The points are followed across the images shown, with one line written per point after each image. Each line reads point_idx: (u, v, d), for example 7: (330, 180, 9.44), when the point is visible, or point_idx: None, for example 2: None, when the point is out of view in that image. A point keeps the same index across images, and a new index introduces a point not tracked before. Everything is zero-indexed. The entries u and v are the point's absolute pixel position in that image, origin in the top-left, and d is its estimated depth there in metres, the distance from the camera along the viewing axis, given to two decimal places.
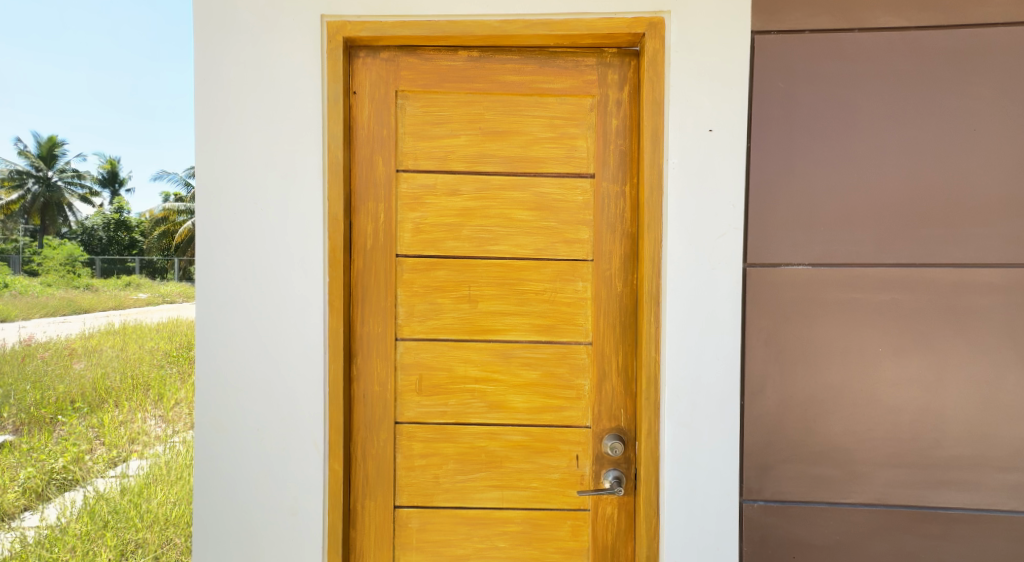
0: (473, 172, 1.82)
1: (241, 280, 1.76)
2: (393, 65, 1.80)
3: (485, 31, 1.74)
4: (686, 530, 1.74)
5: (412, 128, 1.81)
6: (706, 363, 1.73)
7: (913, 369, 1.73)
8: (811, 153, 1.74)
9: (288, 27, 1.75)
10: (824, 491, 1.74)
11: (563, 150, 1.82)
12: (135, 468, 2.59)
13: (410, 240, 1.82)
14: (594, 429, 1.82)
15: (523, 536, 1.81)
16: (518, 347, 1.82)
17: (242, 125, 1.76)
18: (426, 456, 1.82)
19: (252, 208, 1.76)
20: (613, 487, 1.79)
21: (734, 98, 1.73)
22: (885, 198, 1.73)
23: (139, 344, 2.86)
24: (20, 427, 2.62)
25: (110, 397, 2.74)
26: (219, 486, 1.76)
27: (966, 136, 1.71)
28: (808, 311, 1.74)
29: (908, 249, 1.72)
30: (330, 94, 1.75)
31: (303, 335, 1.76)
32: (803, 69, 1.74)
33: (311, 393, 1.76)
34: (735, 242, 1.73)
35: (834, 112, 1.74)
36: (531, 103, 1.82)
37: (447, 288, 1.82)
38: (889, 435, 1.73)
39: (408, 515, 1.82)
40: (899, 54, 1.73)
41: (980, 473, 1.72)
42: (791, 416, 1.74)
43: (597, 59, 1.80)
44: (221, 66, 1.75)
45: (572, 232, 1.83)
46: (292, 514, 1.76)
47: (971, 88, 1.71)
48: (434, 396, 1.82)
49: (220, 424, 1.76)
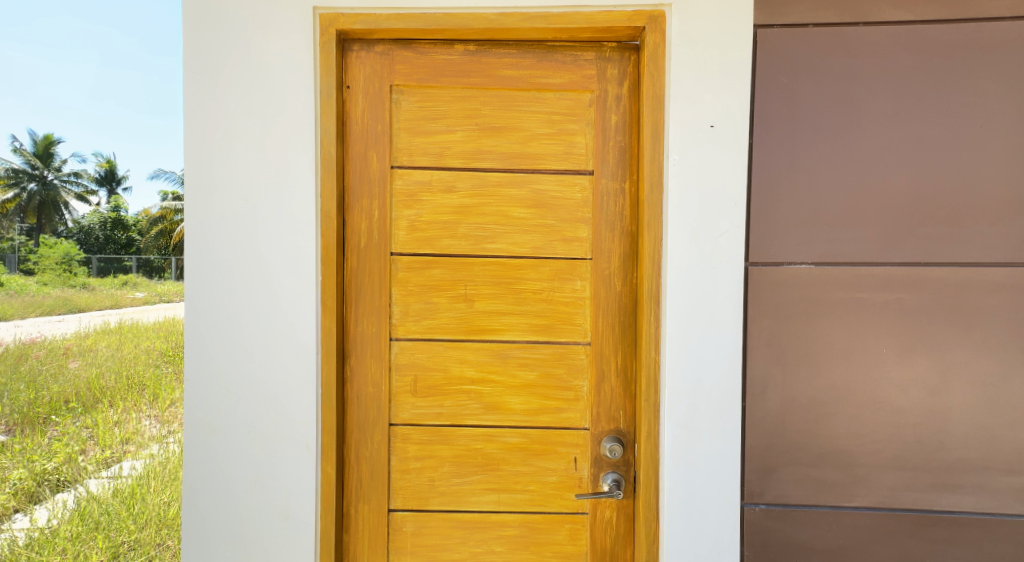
0: (469, 169, 1.79)
1: (233, 279, 1.72)
2: (388, 58, 1.76)
3: (481, 24, 1.70)
4: (687, 533, 1.70)
5: (407, 123, 1.78)
6: (707, 364, 1.70)
7: (917, 370, 1.69)
8: (815, 149, 1.70)
9: (278, 19, 1.71)
10: (827, 495, 1.70)
11: (561, 147, 1.79)
12: (129, 468, 2.51)
13: (405, 238, 1.78)
14: (593, 430, 1.78)
15: (520, 540, 1.78)
16: (516, 347, 1.79)
17: (231, 121, 1.72)
18: (421, 459, 1.78)
19: (241, 206, 1.72)
20: (612, 490, 1.75)
21: (736, 93, 1.69)
22: (890, 196, 1.69)
23: (134, 343, 2.80)
24: (12, 427, 2.55)
25: (104, 397, 2.68)
26: (211, 488, 1.73)
27: (971, 132, 1.68)
28: (812, 311, 1.70)
29: (914, 247, 1.68)
30: (323, 88, 1.71)
31: (295, 334, 1.72)
32: (806, 64, 1.70)
33: (303, 393, 1.72)
34: (736, 241, 1.69)
35: (838, 107, 1.70)
36: (528, 98, 1.78)
37: (442, 287, 1.79)
38: (893, 437, 1.70)
39: (403, 519, 1.78)
40: (904, 48, 1.69)
41: (985, 476, 1.68)
42: (793, 418, 1.71)
43: (596, 54, 1.77)
44: (211, 60, 1.72)
45: (571, 231, 1.79)
46: (284, 519, 1.72)
47: (976, 83, 1.68)
48: (430, 397, 1.78)
49: (210, 426, 1.73)
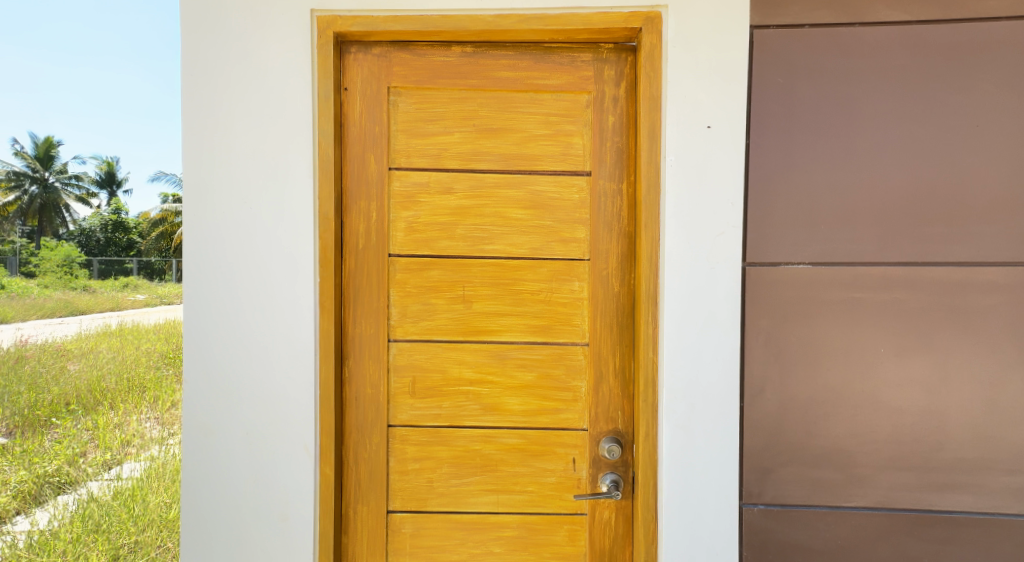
0: (467, 170, 1.79)
1: (234, 282, 1.73)
2: (385, 60, 1.77)
3: (477, 26, 1.71)
4: (686, 534, 1.70)
5: (405, 125, 1.78)
6: (705, 364, 1.70)
7: (915, 370, 1.69)
8: (812, 150, 1.70)
9: (275, 21, 1.72)
10: (826, 495, 1.70)
11: (559, 148, 1.79)
12: (130, 470, 2.51)
13: (403, 240, 1.79)
14: (591, 431, 1.79)
15: (520, 541, 1.78)
16: (514, 348, 1.79)
17: (228, 123, 1.72)
18: (420, 460, 1.78)
19: (239, 207, 1.72)
20: (611, 491, 1.75)
21: (732, 94, 1.69)
22: (888, 196, 1.69)
23: (136, 345, 2.81)
24: (13, 430, 2.55)
25: (105, 399, 2.68)
26: (210, 489, 1.73)
27: (968, 132, 1.67)
28: (809, 311, 1.70)
29: (912, 247, 1.68)
30: (320, 91, 1.72)
31: (294, 336, 1.72)
32: (804, 64, 1.70)
33: (303, 394, 1.72)
34: (734, 241, 1.70)
35: (835, 107, 1.70)
36: (525, 99, 1.78)
37: (440, 289, 1.79)
38: (892, 437, 1.69)
39: (402, 520, 1.78)
40: (901, 49, 1.69)
41: (985, 476, 1.68)
42: (792, 418, 1.71)
43: (593, 55, 1.77)
44: (208, 63, 1.72)
45: (568, 232, 1.79)
46: (282, 520, 1.72)
47: (973, 84, 1.68)
48: (428, 398, 1.79)
49: (208, 428, 1.73)
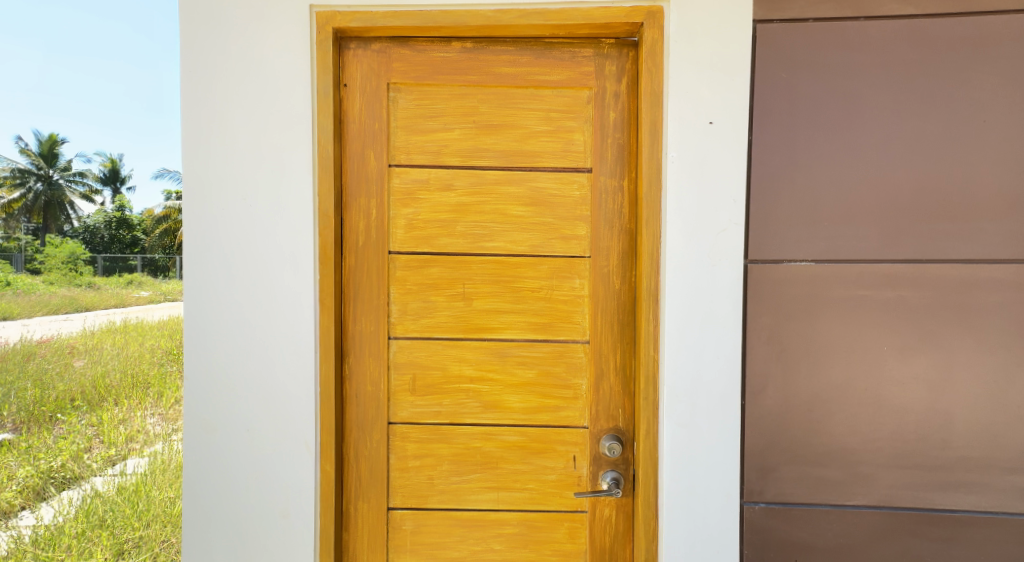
0: (467, 167, 1.78)
1: (234, 279, 1.73)
2: (384, 56, 1.76)
3: (477, 21, 1.70)
4: (687, 531, 1.69)
5: (405, 121, 1.77)
6: (706, 362, 1.69)
7: (918, 368, 1.68)
8: (815, 146, 1.69)
9: (273, 18, 1.71)
10: (828, 493, 1.69)
11: (560, 144, 1.78)
12: (134, 466, 2.47)
13: (403, 237, 1.78)
14: (592, 429, 1.78)
15: (521, 538, 1.78)
16: (514, 346, 1.79)
17: (228, 120, 1.72)
18: (420, 457, 1.78)
19: (239, 204, 1.72)
20: (612, 489, 1.75)
21: (734, 89, 1.68)
22: (891, 193, 1.67)
23: (139, 343, 2.86)
24: (20, 426, 2.54)
25: (110, 395, 2.70)
26: (211, 486, 1.73)
27: (973, 128, 1.66)
28: (812, 309, 1.69)
29: (915, 244, 1.67)
30: (319, 87, 1.71)
31: (294, 333, 1.72)
32: (806, 60, 1.69)
33: (303, 392, 1.72)
34: (736, 238, 1.68)
35: (838, 103, 1.68)
36: (526, 96, 1.77)
37: (440, 286, 1.79)
38: (895, 435, 1.68)
39: (403, 517, 1.78)
40: (905, 43, 1.67)
41: (988, 474, 1.66)
42: (794, 416, 1.70)
43: (594, 50, 1.76)
44: (207, 59, 1.72)
45: (569, 228, 1.78)
46: (283, 516, 1.73)
47: (978, 79, 1.66)
48: (428, 396, 1.78)
49: (208, 425, 1.73)
